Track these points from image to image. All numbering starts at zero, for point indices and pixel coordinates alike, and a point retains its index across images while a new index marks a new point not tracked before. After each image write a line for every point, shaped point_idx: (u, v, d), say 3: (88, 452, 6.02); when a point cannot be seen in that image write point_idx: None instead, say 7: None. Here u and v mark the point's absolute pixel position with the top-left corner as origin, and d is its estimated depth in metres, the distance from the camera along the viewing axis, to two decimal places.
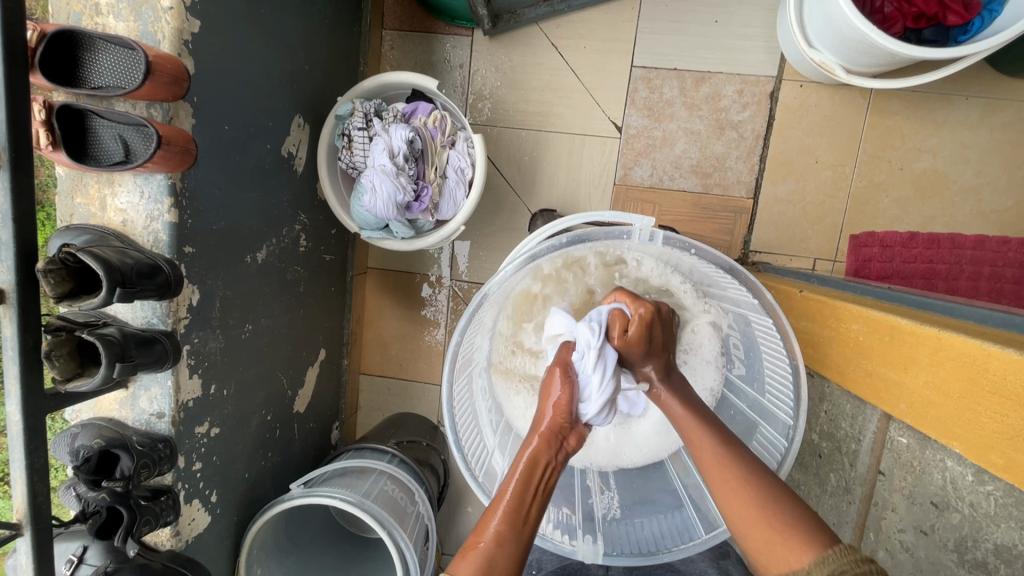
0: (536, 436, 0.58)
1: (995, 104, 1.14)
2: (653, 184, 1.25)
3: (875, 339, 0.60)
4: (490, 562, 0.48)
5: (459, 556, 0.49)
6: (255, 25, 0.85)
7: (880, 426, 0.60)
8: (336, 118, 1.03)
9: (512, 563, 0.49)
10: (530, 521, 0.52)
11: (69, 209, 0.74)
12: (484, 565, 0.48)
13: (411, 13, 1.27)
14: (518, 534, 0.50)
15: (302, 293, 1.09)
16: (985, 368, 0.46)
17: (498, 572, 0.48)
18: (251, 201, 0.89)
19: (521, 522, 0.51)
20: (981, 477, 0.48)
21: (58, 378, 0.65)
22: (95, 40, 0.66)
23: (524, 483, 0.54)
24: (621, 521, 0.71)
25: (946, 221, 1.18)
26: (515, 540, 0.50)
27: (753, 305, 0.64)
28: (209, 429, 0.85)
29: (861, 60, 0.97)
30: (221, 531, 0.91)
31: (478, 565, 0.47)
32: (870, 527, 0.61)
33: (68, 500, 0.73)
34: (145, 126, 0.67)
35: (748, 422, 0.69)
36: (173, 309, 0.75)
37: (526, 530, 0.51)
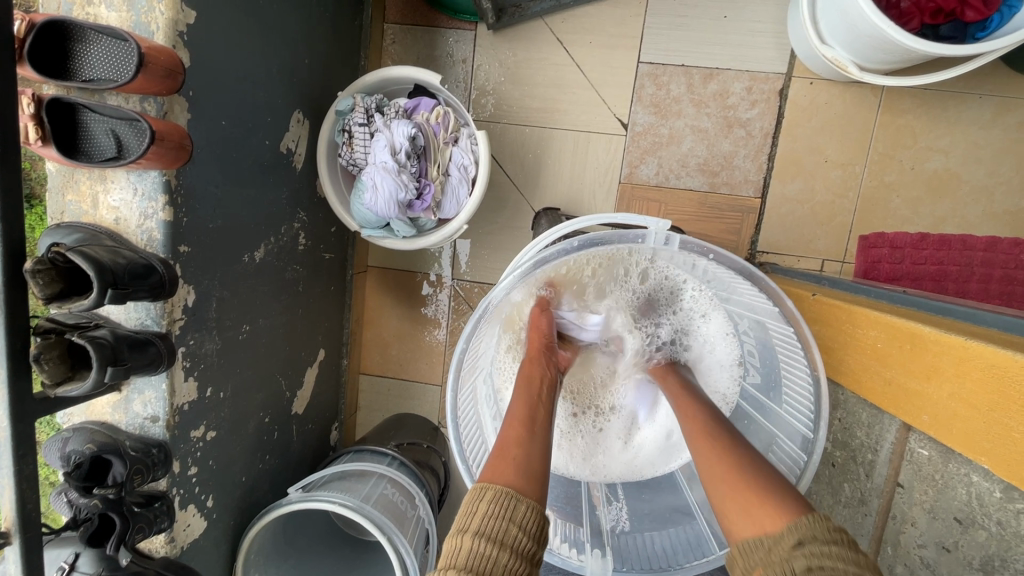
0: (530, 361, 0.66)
1: (1010, 103, 1.11)
2: (659, 182, 1.23)
3: (895, 348, 0.58)
4: (514, 460, 0.52)
5: (487, 468, 0.52)
6: (254, 17, 0.82)
7: (899, 436, 0.58)
8: (337, 114, 1.01)
9: (536, 463, 0.52)
10: (542, 433, 0.56)
11: (60, 207, 0.72)
12: (514, 463, 0.51)
13: (414, 6, 1.24)
14: (532, 436, 0.55)
15: (301, 292, 1.07)
16: (1017, 381, 0.44)
17: (525, 468, 0.51)
18: (249, 199, 0.86)
19: (533, 430, 0.56)
20: (1010, 494, 0.46)
21: (47, 382, 0.63)
22: (87, 31, 0.64)
23: (528, 403, 0.59)
24: (631, 535, 0.68)
25: (958, 222, 1.15)
26: (532, 441, 0.54)
27: (772, 313, 0.62)
28: (205, 433, 0.83)
29: (876, 57, 0.94)
30: (217, 536, 0.89)
31: (510, 465, 0.51)
32: (887, 541, 0.59)
33: (59, 506, 0.71)
34: (138, 121, 0.64)
35: (763, 432, 0.67)
36: (168, 310, 0.72)
37: (538, 437, 0.55)
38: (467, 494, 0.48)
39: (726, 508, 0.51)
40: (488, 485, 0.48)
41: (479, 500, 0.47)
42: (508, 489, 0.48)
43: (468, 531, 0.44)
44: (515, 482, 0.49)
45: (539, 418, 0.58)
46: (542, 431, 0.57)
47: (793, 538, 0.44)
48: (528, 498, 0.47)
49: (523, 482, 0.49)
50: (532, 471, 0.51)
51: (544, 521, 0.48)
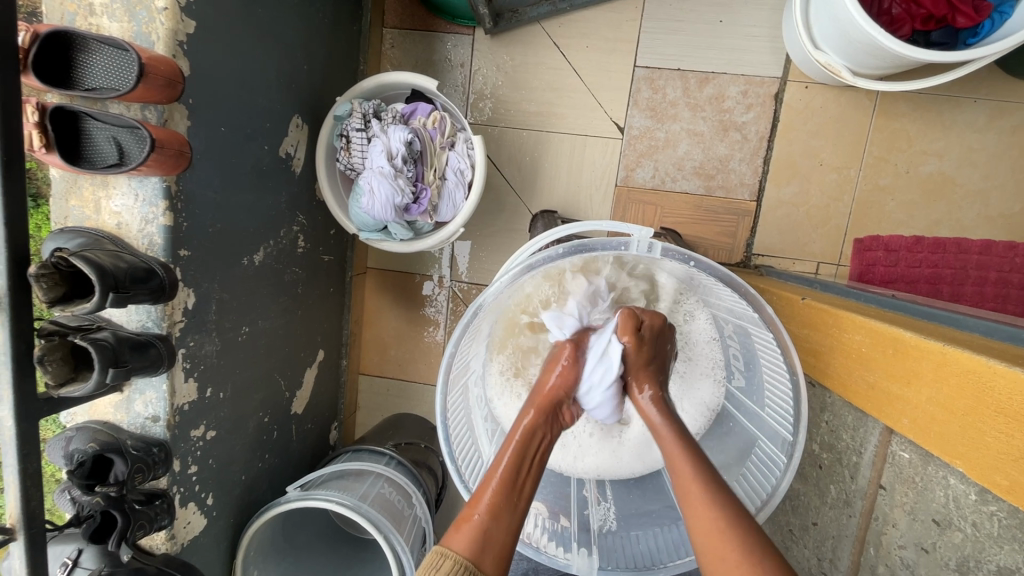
0: (532, 410, 0.63)
1: (1005, 106, 1.12)
2: (655, 185, 1.24)
3: (878, 352, 0.59)
4: (483, 533, 0.52)
5: (453, 529, 0.53)
6: (253, 25, 0.84)
7: (882, 439, 0.59)
8: (335, 119, 1.02)
9: (502, 539, 0.52)
10: (519, 504, 0.56)
11: (63, 212, 0.73)
12: (479, 535, 0.52)
13: (412, 11, 1.26)
14: (509, 504, 0.55)
15: (300, 294, 1.08)
16: (990, 387, 0.45)
17: (492, 548, 0.51)
18: (248, 202, 0.88)
19: (513, 498, 0.55)
20: (985, 497, 0.47)
21: (51, 382, 0.64)
22: (89, 41, 0.65)
23: (517, 465, 0.58)
24: (616, 534, 0.70)
25: (952, 225, 1.16)
26: (509, 513, 0.54)
27: (754, 319, 0.63)
28: (205, 432, 0.84)
29: (868, 63, 0.95)
30: (217, 534, 0.91)
31: (472, 536, 0.52)
32: (870, 542, 0.60)
33: (62, 504, 0.73)
34: (138, 129, 0.66)
35: (747, 435, 0.68)
36: (168, 313, 0.74)
37: (518, 512, 0.55)
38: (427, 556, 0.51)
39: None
40: (448, 552, 0.50)
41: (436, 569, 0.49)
42: (465, 562, 0.49)
43: None
44: (478, 562, 0.50)
45: (522, 484, 0.57)
46: (521, 502, 0.56)
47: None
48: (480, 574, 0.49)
49: (486, 562, 0.50)
50: (495, 546, 0.52)
51: None
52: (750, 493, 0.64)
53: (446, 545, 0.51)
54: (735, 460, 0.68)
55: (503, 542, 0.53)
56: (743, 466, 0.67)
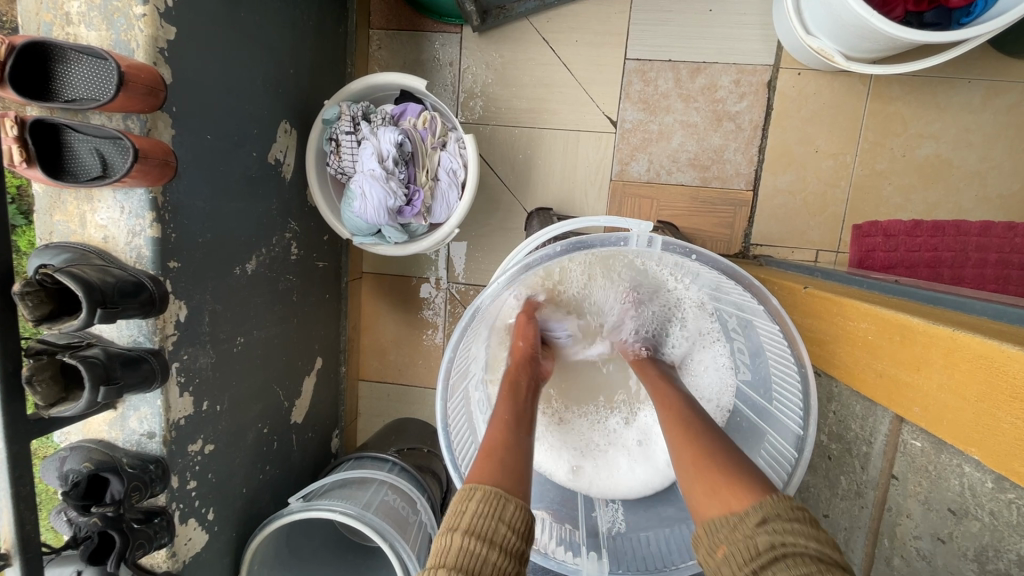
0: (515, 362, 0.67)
1: (1000, 86, 1.11)
2: (650, 178, 1.22)
3: (885, 340, 0.58)
4: (505, 462, 0.52)
5: (474, 464, 0.52)
6: (236, 29, 0.82)
7: (892, 428, 0.58)
8: (324, 123, 1.01)
9: (520, 460, 0.53)
10: (527, 437, 0.57)
11: (48, 227, 0.72)
12: (502, 464, 0.51)
13: (398, 11, 1.24)
14: (520, 439, 0.55)
15: (295, 301, 1.07)
16: (1004, 371, 0.44)
17: (514, 471, 0.51)
18: (238, 211, 0.86)
19: (520, 433, 0.56)
20: (1002, 484, 0.46)
21: (41, 403, 0.63)
22: (68, 51, 0.64)
23: (516, 409, 0.60)
24: (626, 536, 0.69)
25: (951, 208, 1.15)
26: (519, 441, 0.55)
27: (758, 312, 0.62)
28: (203, 446, 0.83)
29: (861, 46, 0.94)
30: (220, 549, 0.89)
31: (497, 466, 0.51)
32: (884, 533, 0.59)
33: (59, 525, 0.72)
34: (120, 139, 0.64)
35: (755, 429, 0.67)
36: (160, 326, 0.72)
37: (526, 438, 0.56)
38: (456, 495, 0.49)
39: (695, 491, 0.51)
40: (479, 484, 0.49)
41: (469, 501, 0.47)
42: (498, 489, 0.48)
43: (458, 529, 0.45)
44: (507, 484, 0.49)
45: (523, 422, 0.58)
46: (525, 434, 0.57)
47: (758, 516, 0.45)
48: (517, 498, 0.48)
49: (512, 484, 0.50)
50: (521, 471, 0.51)
51: (529, 523, 0.48)
52: None
53: (473, 481, 0.50)
54: (743, 454, 0.67)
55: (526, 468, 0.53)
56: (752, 460, 0.66)
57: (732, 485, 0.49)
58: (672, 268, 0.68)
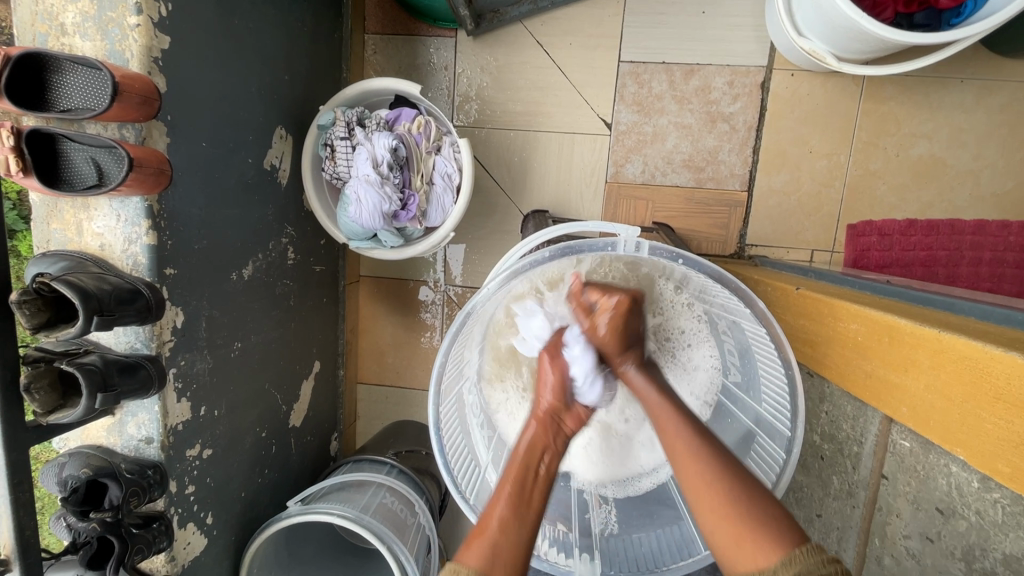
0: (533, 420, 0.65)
1: (992, 85, 1.11)
2: (645, 180, 1.23)
3: (874, 341, 0.58)
4: (495, 547, 0.53)
5: (464, 545, 0.54)
6: (230, 37, 0.83)
7: (882, 428, 0.58)
8: (319, 128, 1.01)
9: (516, 544, 0.54)
10: (530, 514, 0.56)
11: (45, 236, 0.72)
12: (490, 551, 0.53)
13: (393, 16, 1.25)
14: (522, 519, 0.56)
15: (293, 306, 1.08)
16: (988, 373, 0.44)
17: (503, 554, 0.53)
18: (234, 217, 0.87)
19: (524, 513, 0.56)
20: (987, 484, 0.47)
21: (39, 410, 0.63)
22: (64, 62, 0.64)
23: (520, 476, 0.59)
24: (619, 537, 0.70)
25: (945, 207, 1.16)
26: (518, 523, 0.55)
27: (746, 314, 0.62)
28: (201, 451, 0.83)
29: (852, 48, 0.94)
30: (219, 553, 0.90)
31: (487, 552, 0.53)
32: (875, 533, 0.60)
33: (59, 531, 0.72)
34: (115, 148, 0.65)
35: (746, 430, 0.68)
36: (157, 332, 0.73)
37: (528, 523, 0.56)
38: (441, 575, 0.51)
39: (720, 542, 0.52)
40: (458, 566, 0.51)
41: None
42: (476, 574, 0.50)
43: None
44: (493, 574, 0.51)
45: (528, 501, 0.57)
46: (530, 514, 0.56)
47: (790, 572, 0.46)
48: None
49: (500, 572, 0.52)
50: (505, 563, 0.52)
51: None
52: None
53: (460, 562, 0.52)
54: (735, 456, 0.68)
55: (520, 551, 0.54)
56: (744, 461, 0.67)
57: (754, 543, 0.50)
58: (662, 272, 0.69)
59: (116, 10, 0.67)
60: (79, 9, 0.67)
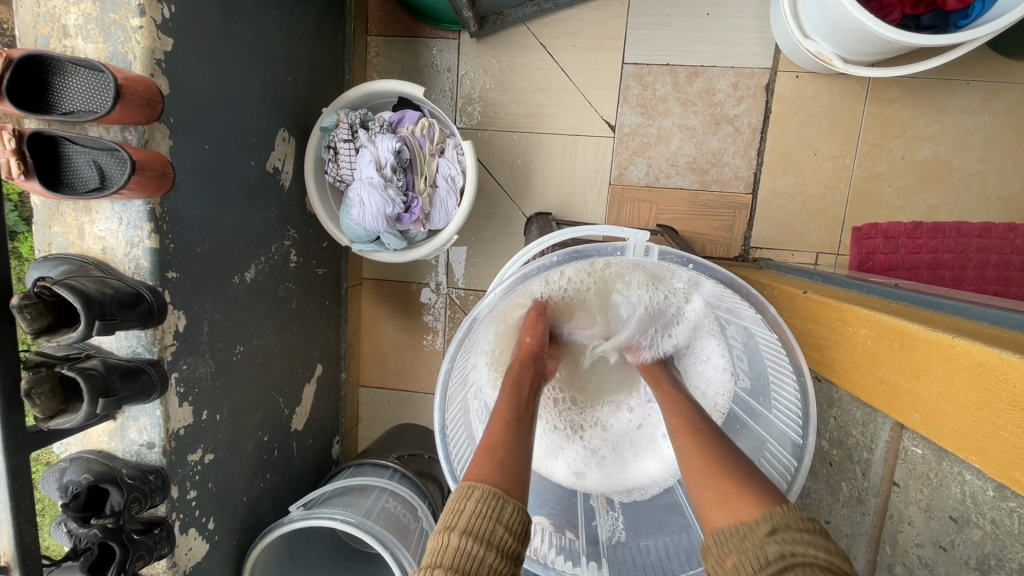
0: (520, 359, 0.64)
1: (998, 87, 1.11)
2: (649, 182, 1.22)
3: (885, 347, 0.57)
4: (506, 462, 0.50)
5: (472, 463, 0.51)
6: (233, 39, 0.82)
7: (893, 435, 0.58)
8: (322, 131, 1.01)
9: (523, 465, 0.51)
10: (531, 436, 0.55)
11: (47, 239, 0.72)
12: (501, 465, 0.50)
13: (396, 18, 1.24)
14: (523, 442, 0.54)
15: (295, 308, 1.07)
16: (1004, 380, 0.44)
17: (515, 474, 0.50)
18: (237, 220, 0.86)
19: (522, 433, 0.54)
20: (1003, 493, 0.46)
21: (40, 416, 0.63)
22: (65, 64, 0.64)
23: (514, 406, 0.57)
24: (626, 545, 0.69)
25: (951, 210, 1.15)
26: (521, 441, 0.53)
27: (755, 320, 0.61)
28: (203, 456, 0.83)
29: (858, 49, 0.94)
30: (220, 558, 0.89)
31: (497, 465, 0.50)
32: (885, 540, 0.59)
33: (59, 537, 0.72)
34: (118, 151, 0.64)
35: (754, 436, 0.67)
36: (159, 336, 0.72)
37: (531, 441, 0.54)
38: (453, 492, 0.48)
39: (703, 499, 0.50)
40: (475, 483, 0.48)
41: (467, 499, 0.46)
42: (496, 490, 0.47)
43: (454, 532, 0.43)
44: (506, 487, 0.48)
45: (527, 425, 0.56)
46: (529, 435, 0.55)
47: (769, 526, 0.44)
48: (515, 499, 0.47)
49: (512, 487, 0.48)
50: (521, 476, 0.50)
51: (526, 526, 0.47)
52: None
53: (471, 479, 0.48)
54: None
55: (526, 467, 0.51)
56: None
57: (741, 500, 0.48)
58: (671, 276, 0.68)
59: (119, 12, 0.67)
60: (82, 11, 0.67)
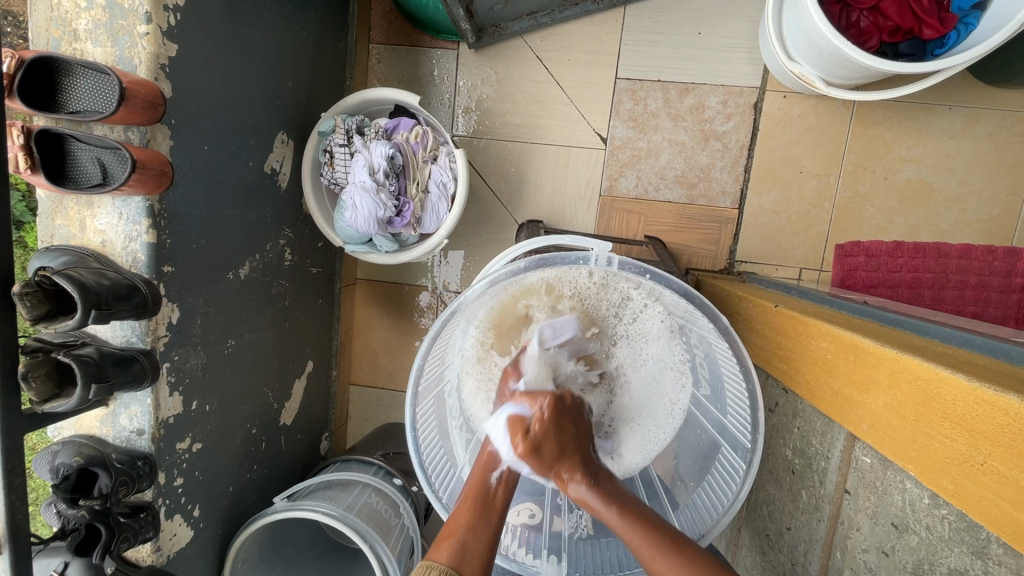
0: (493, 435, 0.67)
1: (979, 114, 1.14)
2: (639, 194, 1.26)
3: (840, 359, 0.60)
4: (463, 547, 0.57)
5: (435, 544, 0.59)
6: (236, 45, 0.86)
7: (846, 445, 0.60)
8: (320, 134, 1.04)
9: (480, 547, 0.58)
10: (494, 520, 0.61)
11: (49, 230, 0.75)
12: (460, 549, 0.57)
13: (398, 27, 1.28)
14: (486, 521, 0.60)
15: (288, 306, 1.10)
16: (937, 393, 0.46)
17: (472, 556, 0.57)
18: (233, 218, 0.90)
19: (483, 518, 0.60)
20: (937, 501, 0.48)
21: (35, 399, 0.65)
22: (73, 66, 0.67)
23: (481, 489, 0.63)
24: (590, 541, 0.71)
25: (931, 230, 1.18)
26: (482, 530, 0.59)
27: (710, 330, 0.65)
28: (191, 445, 0.85)
29: (840, 73, 0.97)
30: (204, 546, 0.91)
31: (454, 549, 0.57)
32: (837, 546, 0.61)
33: (49, 518, 0.74)
34: (119, 150, 0.68)
35: (712, 441, 0.71)
36: (152, 327, 0.76)
37: (489, 525, 0.60)
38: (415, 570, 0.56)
39: None
40: (432, 564, 0.55)
41: None
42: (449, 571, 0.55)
43: None
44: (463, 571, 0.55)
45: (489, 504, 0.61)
46: (491, 515, 0.61)
47: None
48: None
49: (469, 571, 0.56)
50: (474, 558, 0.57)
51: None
52: (714, 497, 0.67)
53: (431, 559, 0.56)
54: (702, 465, 0.71)
55: (485, 553, 0.58)
56: (708, 471, 0.70)
57: None
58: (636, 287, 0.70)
59: (127, 18, 0.70)
60: (92, 16, 0.70)
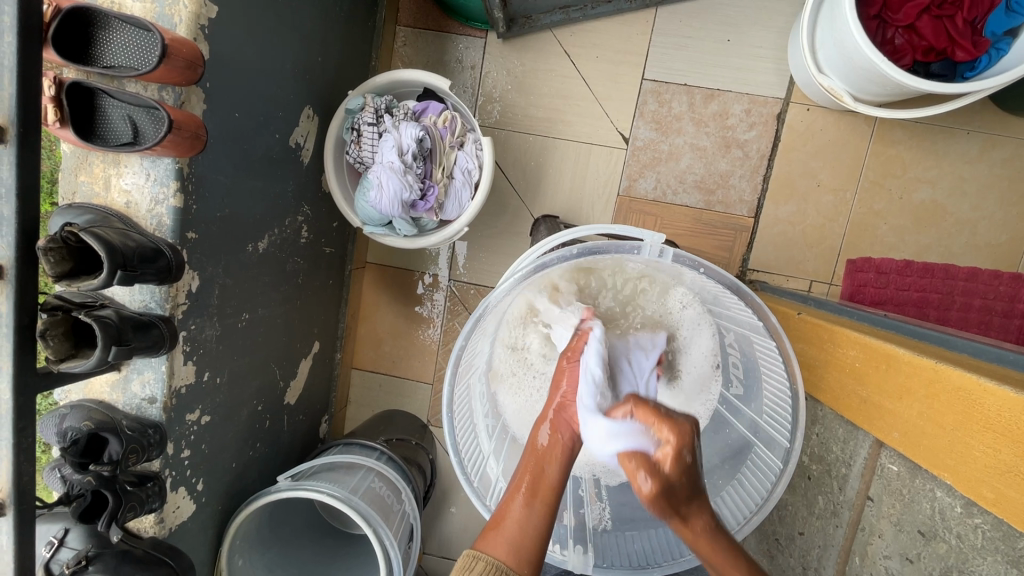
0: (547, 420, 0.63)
1: (997, 140, 1.16)
2: (657, 197, 1.26)
3: (870, 368, 0.61)
4: (515, 538, 0.56)
5: (484, 534, 0.58)
6: (272, 13, 0.84)
7: (872, 452, 0.61)
8: (346, 112, 1.03)
9: (530, 539, 0.56)
10: (545, 507, 0.58)
11: (72, 187, 0.73)
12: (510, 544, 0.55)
13: (427, 11, 1.27)
14: (534, 508, 0.58)
15: (301, 284, 1.09)
16: (980, 404, 0.47)
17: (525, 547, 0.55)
18: (256, 189, 0.88)
19: (533, 503, 0.58)
20: (970, 510, 0.49)
21: (52, 357, 0.64)
22: (111, 19, 0.65)
23: (535, 470, 0.61)
24: (613, 533, 0.73)
25: (941, 251, 1.20)
26: (532, 520, 0.57)
27: (756, 328, 0.66)
28: (200, 417, 0.84)
29: (870, 89, 0.98)
30: (204, 521, 0.89)
31: (504, 539, 0.56)
32: (856, 552, 0.62)
33: (53, 482, 0.72)
34: (156, 109, 0.66)
35: (743, 441, 0.71)
36: (172, 294, 0.74)
37: (543, 518, 0.57)
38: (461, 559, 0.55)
39: None
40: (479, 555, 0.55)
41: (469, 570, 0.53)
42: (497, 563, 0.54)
43: None
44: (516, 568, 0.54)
45: (543, 488, 0.59)
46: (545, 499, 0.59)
47: None
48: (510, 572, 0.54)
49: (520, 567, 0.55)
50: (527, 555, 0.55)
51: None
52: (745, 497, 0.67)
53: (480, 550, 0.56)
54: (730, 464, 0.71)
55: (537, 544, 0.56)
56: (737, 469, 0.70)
57: None
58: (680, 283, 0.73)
59: None
60: None
